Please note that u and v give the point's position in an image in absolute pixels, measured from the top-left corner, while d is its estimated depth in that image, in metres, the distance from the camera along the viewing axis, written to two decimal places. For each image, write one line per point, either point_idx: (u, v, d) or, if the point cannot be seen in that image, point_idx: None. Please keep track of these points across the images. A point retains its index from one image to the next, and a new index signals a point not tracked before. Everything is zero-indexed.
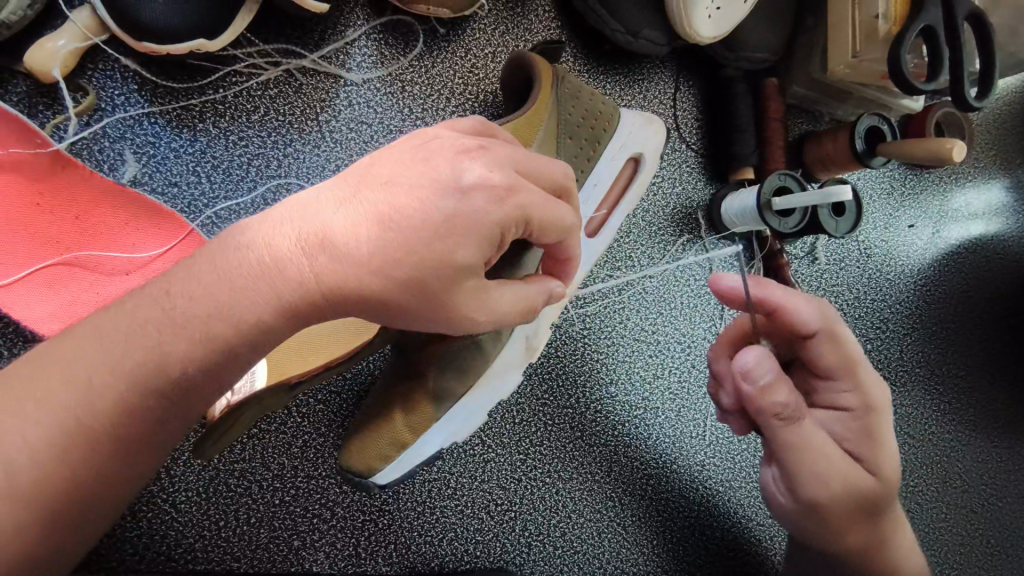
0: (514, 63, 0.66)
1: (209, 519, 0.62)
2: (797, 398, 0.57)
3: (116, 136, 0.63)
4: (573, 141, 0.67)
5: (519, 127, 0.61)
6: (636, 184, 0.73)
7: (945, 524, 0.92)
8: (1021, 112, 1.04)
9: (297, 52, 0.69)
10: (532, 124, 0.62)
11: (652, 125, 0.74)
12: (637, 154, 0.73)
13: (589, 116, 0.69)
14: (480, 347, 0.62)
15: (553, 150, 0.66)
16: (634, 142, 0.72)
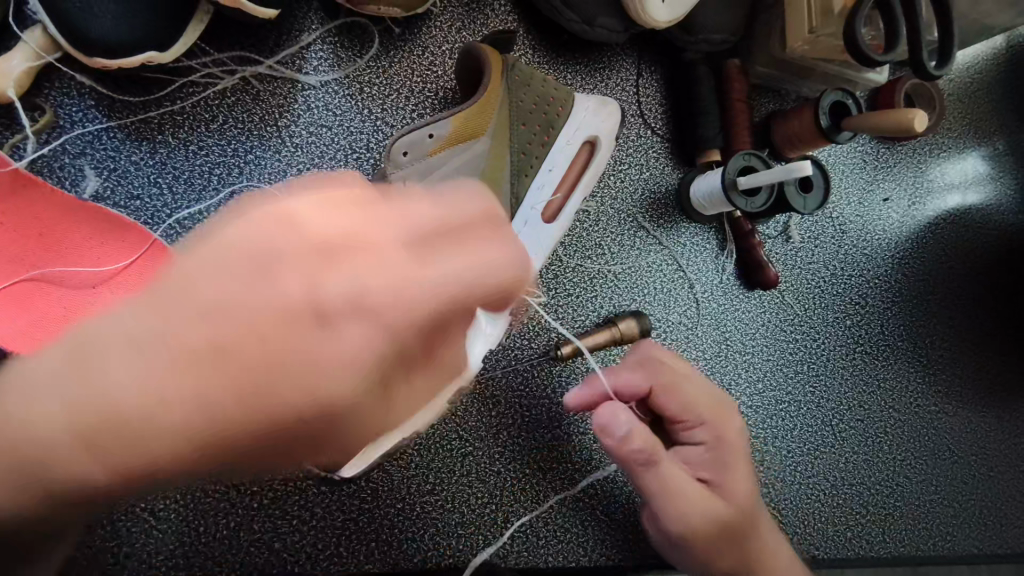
0: (462, 60, 0.68)
1: (188, 525, 0.63)
2: (656, 444, 0.61)
3: (76, 152, 0.64)
4: (526, 127, 0.68)
5: (465, 121, 0.63)
6: (592, 167, 0.72)
7: (937, 496, 0.93)
8: (994, 78, 1.02)
9: (252, 59, 0.69)
10: (483, 112, 0.64)
11: (605, 108, 0.73)
12: (593, 137, 0.72)
13: (543, 101, 0.69)
14: None
15: (504, 139, 0.67)
16: (586, 124, 0.72)
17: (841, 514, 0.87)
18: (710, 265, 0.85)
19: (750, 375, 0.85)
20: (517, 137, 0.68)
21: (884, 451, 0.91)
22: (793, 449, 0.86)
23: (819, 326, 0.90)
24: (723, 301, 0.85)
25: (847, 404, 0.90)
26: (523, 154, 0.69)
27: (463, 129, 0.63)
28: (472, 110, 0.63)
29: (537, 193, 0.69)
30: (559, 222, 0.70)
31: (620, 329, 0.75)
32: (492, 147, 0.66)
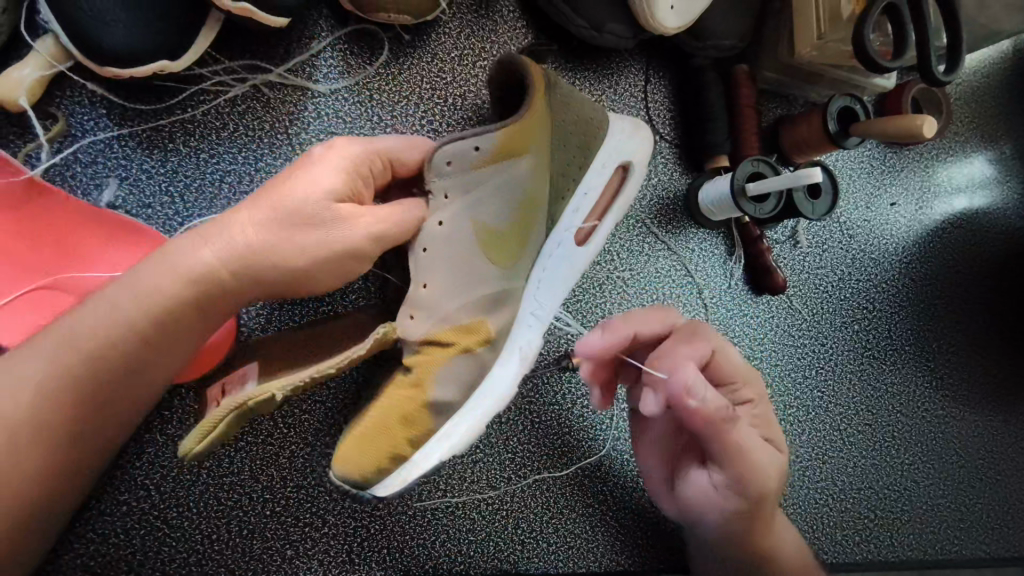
0: (497, 74, 0.66)
1: (200, 533, 0.63)
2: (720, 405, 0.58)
3: (88, 161, 0.64)
4: (563, 151, 0.69)
5: (512, 134, 0.61)
6: (624, 193, 0.73)
7: (944, 500, 0.93)
8: (1001, 82, 1.02)
9: (263, 67, 0.69)
10: (527, 129, 0.62)
11: (639, 132, 0.74)
12: (625, 162, 0.73)
13: (582, 123, 0.69)
14: (484, 363, 0.62)
15: (544, 158, 0.66)
16: (620, 149, 0.73)
17: (850, 518, 0.87)
18: (719, 271, 0.85)
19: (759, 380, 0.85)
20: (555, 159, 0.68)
21: (892, 455, 0.91)
22: (801, 454, 0.86)
23: (827, 331, 0.90)
24: (731, 306, 0.85)
25: (855, 409, 0.90)
26: (562, 177, 0.69)
27: (508, 146, 0.61)
28: (519, 123, 0.62)
29: (572, 217, 0.71)
30: (591, 246, 0.71)
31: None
32: (534, 167, 0.65)
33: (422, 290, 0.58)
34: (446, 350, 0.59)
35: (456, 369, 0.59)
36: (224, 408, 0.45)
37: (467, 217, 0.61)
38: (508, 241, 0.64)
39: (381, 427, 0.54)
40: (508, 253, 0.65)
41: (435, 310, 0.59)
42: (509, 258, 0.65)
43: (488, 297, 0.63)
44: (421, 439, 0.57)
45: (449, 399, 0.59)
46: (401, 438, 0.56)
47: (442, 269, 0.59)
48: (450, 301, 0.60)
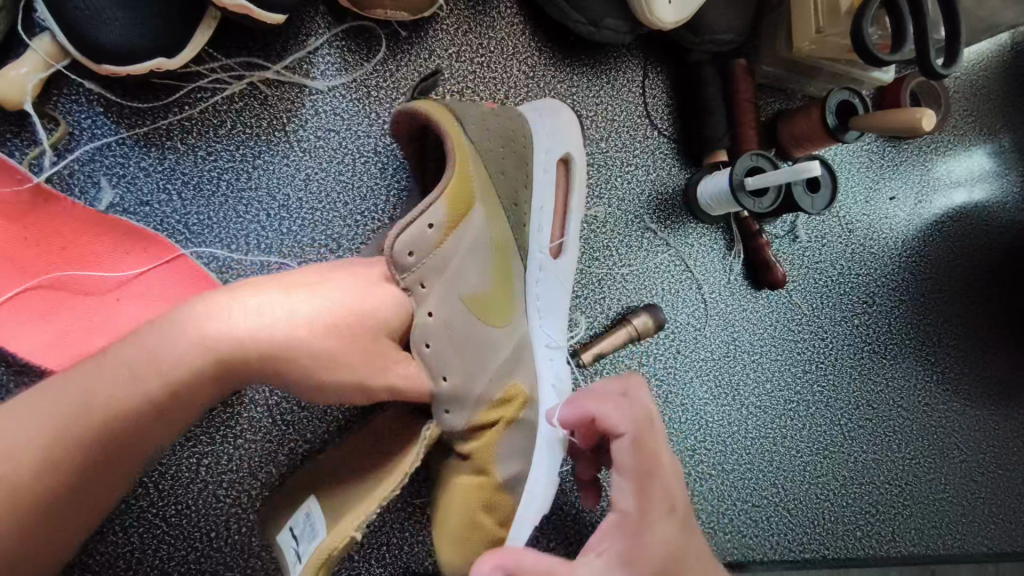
0: (407, 125, 0.62)
1: (200, 530, 0.63)
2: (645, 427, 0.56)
3: (86, 160, 0.64)
4: (506, 179, 0.66)
5: (454, 193, 0.58)
6: (574, 186, 0.73)
7: (946, 494, 0.93)
8: (1001, 75, 1.02)
9: (260, 64, 0.69)
10: (461, 184, 0.59)
11: (563, 122, 0.73)
12: (566, 156, 0.73)
13: (508, 140, 0.67)
14: (529, 424, 0.61)
15: (493, 202, 0.63)
16: (557, 146, 0.72)
17: (850, 513, 0.88)
18: (718, 266, 0.85)
19: (758, 375, 0.85)
20: (508, 188, 0.66)
21: (893, 450, 0.92)
22: (801, 449, 0.87)
23: (828, 326, 0.90)
24: (731, 301, 0.85)
25: (856, 404, 0.90)
26: (518, 204, 0.67)
27: (454, 208, 0.58)
28: (456, 178, 0.59)
29: (540, 234, 0.70)
30: (569, 252, 0.73)
31: (636, 326, 0.76)
32: (487, 214, 0.62)
33: (446, 382, 0.55)
34: (493, 429, 0.58)
35: (515, 439, 0.60)
36: (314, 556, 0.47)
37: (450, 292, 0.57)
38: (496, 299, 0.62)
39: (469, 519, 0.55)
40: (500, 305, 0.62)
41: (465, 396, 0.56)
42: (504, 310, 0.63)
43: (507, 359, 0.61)
44: (508, 515, 0.58)
45: (516, 471, 0.59)
46: (490, 524, 0.56)
47: (449, 351, 0.56)
48: (472, 382, 0.57)
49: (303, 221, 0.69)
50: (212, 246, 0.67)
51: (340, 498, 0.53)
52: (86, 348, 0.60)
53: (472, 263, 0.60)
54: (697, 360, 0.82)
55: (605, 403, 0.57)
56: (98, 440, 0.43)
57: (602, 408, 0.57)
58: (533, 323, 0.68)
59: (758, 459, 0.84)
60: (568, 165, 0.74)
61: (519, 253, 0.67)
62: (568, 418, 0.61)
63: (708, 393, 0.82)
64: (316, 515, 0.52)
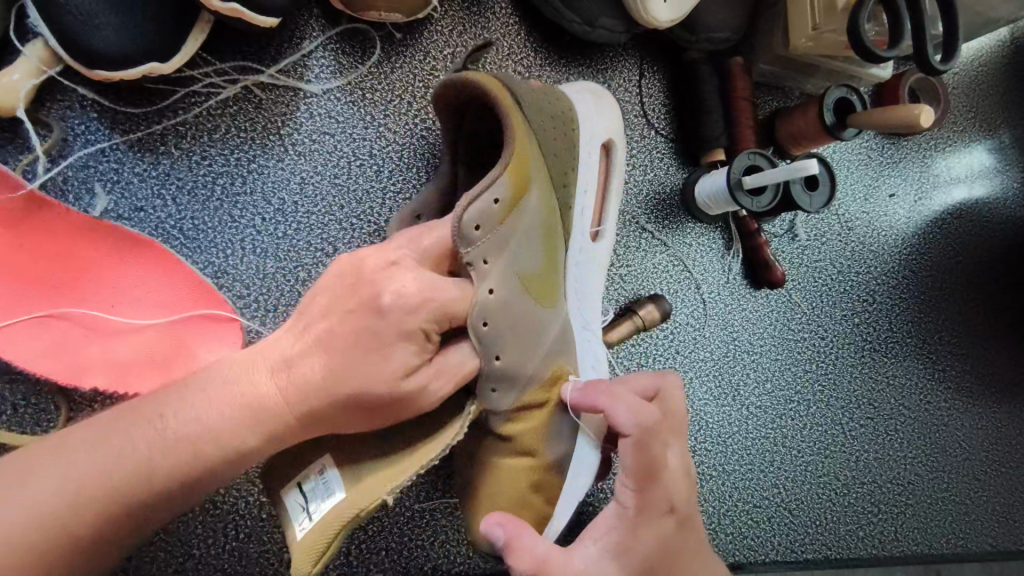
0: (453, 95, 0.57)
1: (199, 537, 0.63)
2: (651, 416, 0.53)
3: (80, 166, 0.64)
4: (554, 158, 0.63)
5: (516, 170, 0.55)
6: (614, 170, 0.73)
7: (948, 493, 0.93)
8: (1000, 70, 1.01)
9: (254, 68, 0.68)
10: (520, 162, 0.55)
11: (603, 102, 0.73)
12: (607, 140, 0.72)
13: (556, 120, 0.64)
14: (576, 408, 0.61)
15: (544, 179, 0.60)
16: (599, 129, 0.71)
17: (852, 512, 0.88)
18: (716, 266, 0.85)
19: (759, 375, 0.85)
20: (558, 168, 0.64)
21: (895, 449, 0.91)
22: (803, 449, 0.86)
23: (828, 324, 0.89)
24: (730, 301, 0.85)
25: (857, 403, 0.90)
26: (566, 186, 0.65)
27: (515, 186, 0.55)
28: (518, 156, 0.55)
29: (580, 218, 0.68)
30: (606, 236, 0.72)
31: (643, 316, 0.76)
32: (541, 194, 0.59)
33: (499, 360, 0.53)
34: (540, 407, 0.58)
35: (562, 423, 0.60)
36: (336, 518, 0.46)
37: (508, 271, 0.54)
38: (546, 281, 0.60)
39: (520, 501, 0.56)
40: (550, 288, 0.60)
41: (515, 379, 0.55)
42: (552, 294, 0.60)
43: (556, 342, 0.60)
44: (556, 492, 0.59)
45: (563, 452, 0.59)
46: (538, 503, 0.58)
47: (505, 335, 0.54)
48: (524, 361, 0.56)
49: (299, 225, 0.69)
50: (208, 251, 0.66)
51: (365, 465, 0.50)
52: (83, 355, 0.60)
53: (528, 242, 0.57)
54: (697, 361, 0.82)
55: (618, 399, 0.54)
56: (131, 479, 0.44)
57: (612, 406, 0.53)
58: (572, 303, 0.66)
59: (759, 459, 0.84)
60: (611, 149, 0.73)
61: (564, 235, 0.65)
62: (579, 404, 0.57)
63: (708, 393, 0.82)
64: (335, 481, 0.49)
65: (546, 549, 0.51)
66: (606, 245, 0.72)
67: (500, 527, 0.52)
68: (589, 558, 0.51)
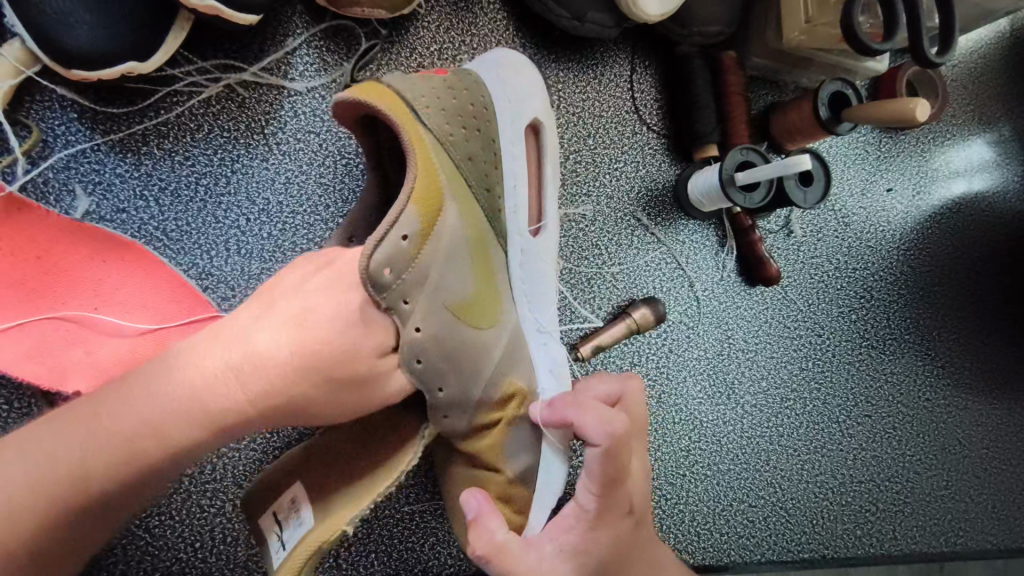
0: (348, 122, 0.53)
1: (185, 541, 0.62)
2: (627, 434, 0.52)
3: (61, 167, 0.63)
4: (475, 162, 0.59)
5: (422, 200, 0.51)
6: (547, 155, 0.68)
7: (948, 491, 0.92)
8: (999, 62, 0.99)
9: (237, 66, 0.67)
10: (427, 185, 0.52)
11: (526, 80, 0.67)
12: (534, 121, 0.67)
13: (465, 115, 0.59)
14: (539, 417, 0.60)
15: (465, 192, 0.57)
16: (526, 112, 0.66)
17: (849, 512, 0.87)
18: (711, 263, 0.83)
19: (753, 374, 0.84)
20: (478, 173, 0.59)
21: (894, 447, 0.90)
22: (798, 448, 0.85)
23: (824, 321, 0.88)
24: (724, 298, 0.83)
25: (853, 401, 0.88)
26: (490, 190, 0.61)
27: (424, 214, 0.51)
28: (423, 181, 0.51)
29: (515, 217, 0.64)
30: (549, 226, 0.68)
31: (635, 318, 0.75)
32: (462, 210, 0.56)
33: (441, 393, 0.52)
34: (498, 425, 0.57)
35: (521, 434, 0.58)
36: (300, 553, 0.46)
37: (433, 304, 0.52)
38: (483, 299, 0.57)
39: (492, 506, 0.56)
40: (488, 305, 0.58)
41: (467, 405, 0.55)
42: (493, 311, 0.58)
43: (505, 357, 0.58)
44: (527, 503, 0.58)
45: (525, 465, 0.58)
46: (508, 515, 0.57)
47: (444, 366, 0.53)
48: (469, 387, 0.55)
49: (285, 225, 0.68)
50: (192, 253, 0.66)
51: (331, 489, 0.52)
52: (65, 358, 0.59)
53: (454, 266, 0.54)
54: (691, 359, 0.81)
55: (587, 410, 0.53)
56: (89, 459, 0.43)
57: (582, 418, 0.53)
58: (523, 310, 0.63)
59: (754, 458, 0.83)
60: (539, 133, 0.68)
61: (497, 242, 0.61)
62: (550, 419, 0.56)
63: (702, 393, 0.81)
64: (304, 514, 0.51)
65: (507, 537, 0.53)
66: (550, 239, 0.67)
67: (476, 502, 0.54)
68: (544, 556, 0.53)
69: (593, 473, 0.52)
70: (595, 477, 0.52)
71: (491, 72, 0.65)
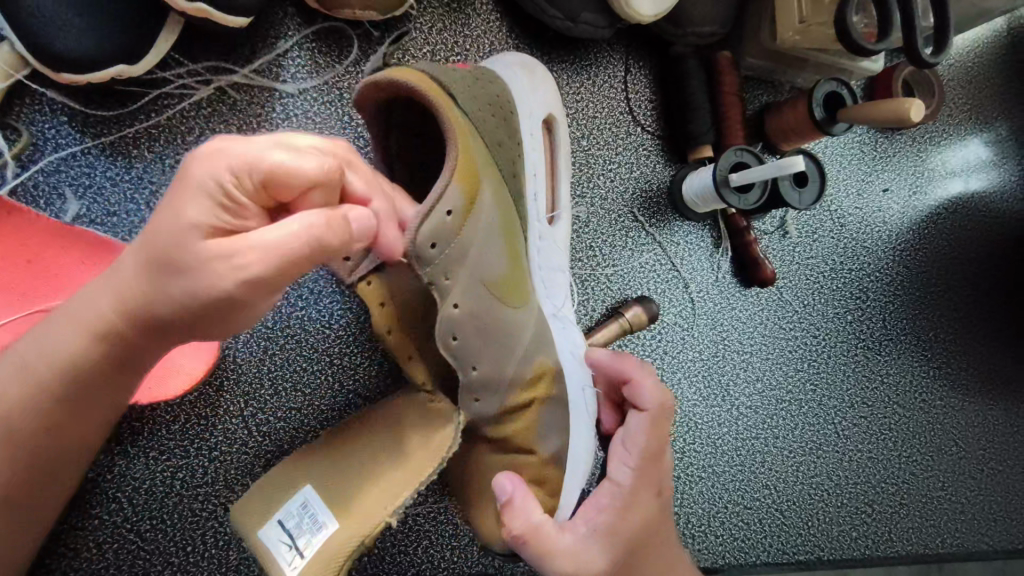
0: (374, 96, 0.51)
1: (176, 545, 0.62)
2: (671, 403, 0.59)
3: (51, 171, 0.62)
4: (504, 150, 0.59)
5: (465, 176, 0.50)
6: (561, 147, 0.70)
7: (944, 492, 0.92)
8: (997, 61, 0.99)
9: (228, 68, 0.67)
10: (468, 163, 0.51)
11: (540, 75, 0.68)
12: (550, 115, 0.69)
13: (495, 105, 0.60)
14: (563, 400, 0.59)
15: (496, 174, 0.57)
16: (542, 104, 0.67)
17: (845, 513, 0.86)
18: (705, 264, 0.83)
19: (749, 375, 0.84)
20: (506, 160, 0.59)
21: (890, 447, 0.90)
22: (794, 449, 0.85)
23: (820, 322, 0.88)
24: (719, 300, 0.83)
25: (850, 401, 0.88)
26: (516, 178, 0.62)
27: (467, 191, 0.50)
28: (464, 157, 0.51)
29: (536, 204, 0.64)
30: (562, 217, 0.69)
31: (629, 319, 0.75)
32: (495, 193, 0.55)
33: (475, 371, 0.52)
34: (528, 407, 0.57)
35: (552, 416, 0.58)
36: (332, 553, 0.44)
37: (472, 281, 0.52)
38: (512, 281, 0.57)
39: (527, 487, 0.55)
40: (519, 287, 0.58)
41: (498, 383, 0.54)
42: (522, 295, 0.58)
43: (534, 340, 0.58)
44: (559, 485, 0.58)
45: (558, 447, 0.58)
46: (544, 499, 0.57)
47: (480, 346, 0.53)
48: (502, 364, 0.54)
49: None
50: None
51: (343, 484, 0.49)
52: None
53: (488, 246, 0.54)
54: (686, 361, 0.81)
55: (641, 376, 0.60)
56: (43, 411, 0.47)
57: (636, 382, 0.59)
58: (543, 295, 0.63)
59: (750, 460, 0.82)
60: (553, 127, 0.70)
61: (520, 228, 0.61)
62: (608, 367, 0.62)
63: (697, 394, 0.81)
64: (318, 505, 0.47)
65: (542, 519, 0.52)
66: (562, 230, 0.69)
67: (511, 484, 0.52)
68: (578, 538, 0.53)
69: (641, 434, 0.57)
70: (641, 438, 0.57)
71: (507, 67, 0.66)
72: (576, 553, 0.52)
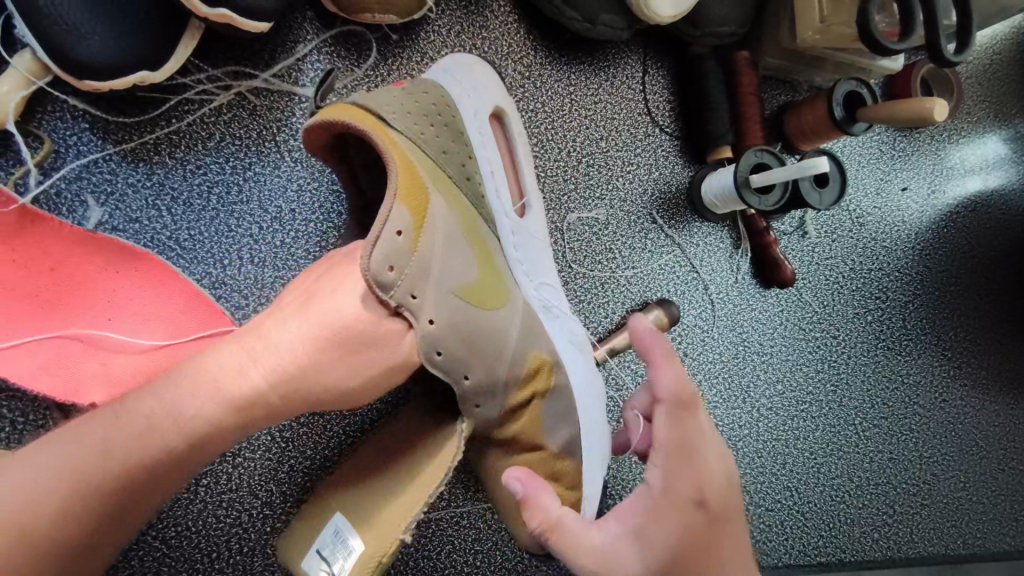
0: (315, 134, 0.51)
1: (201, 552, 0.62)
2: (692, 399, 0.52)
3: (72, 178, 0.62)
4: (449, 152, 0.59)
5: (407, 191, 0.49)
6: (516, 139, 0.69)
7: (965, 492, 0.91)
8: (1014, 58, 0.98)
9: (248, 73, 0.67)
10: (407, 171, 0.50)
11: (480, 71, 0.68)
12: (498, 110, 0.68)
13: (429, 109, 0.59)
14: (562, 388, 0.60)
15: (441, 175, 0.56)
16: (485, 100, 0.66)
17: (868, 513, 0.86)
18: (725, 265, 0.83)
19: (769, 376, 0.83)
20: (455, 163, 0.59)
21: (911, 448, 0.89)
22: (815, 451, 0.84)
23: (840, 322, 0.87)
24: (739, 301, 0.83)
25: (870, 402, 0.88)
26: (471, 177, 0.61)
27: (412, 203, 0.49)
28: (404, 171, 0.49)
29: (500, 204, 0.64)
30: (533, 210, 0.68)
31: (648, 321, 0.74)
32: (444, 195, 0.54)
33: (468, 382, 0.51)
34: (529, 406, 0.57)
35: (553, 408, 0.59)
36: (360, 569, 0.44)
37: (441, 293, 0.50)
38: (487, 278, 0.55)
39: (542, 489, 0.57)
40: (497, 285, 0.56)
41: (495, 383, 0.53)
42: (499, 292, 0.56)
43: (520, 339, 0.57)
44: (575, 478, 0.60)
45: (567, 438, 0.60)
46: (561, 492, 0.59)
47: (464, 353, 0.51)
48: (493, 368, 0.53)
49: (297, 232, 0.68)
50: (205, 262, 0.65)
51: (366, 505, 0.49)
52: (81, 369, 0.59)
53: (451, 246, 0.52)
54: (705, 363, 0.80)
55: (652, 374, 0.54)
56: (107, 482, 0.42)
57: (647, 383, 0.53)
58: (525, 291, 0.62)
59: (771, 462, 0.82)
60: (504, 121, 0.69)
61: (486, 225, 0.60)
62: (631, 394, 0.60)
63: (718, 396, 0.80)
64: (346, 529, 0.48)
65: (562, 513, 0.51)
66: (536, 220, 0.68)
67: (521, 482, 0.52)
68: (609, 537, 0.50)
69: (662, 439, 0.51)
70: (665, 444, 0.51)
71: (449, 74, 0.65)
72: (606, 556, 0.49)
